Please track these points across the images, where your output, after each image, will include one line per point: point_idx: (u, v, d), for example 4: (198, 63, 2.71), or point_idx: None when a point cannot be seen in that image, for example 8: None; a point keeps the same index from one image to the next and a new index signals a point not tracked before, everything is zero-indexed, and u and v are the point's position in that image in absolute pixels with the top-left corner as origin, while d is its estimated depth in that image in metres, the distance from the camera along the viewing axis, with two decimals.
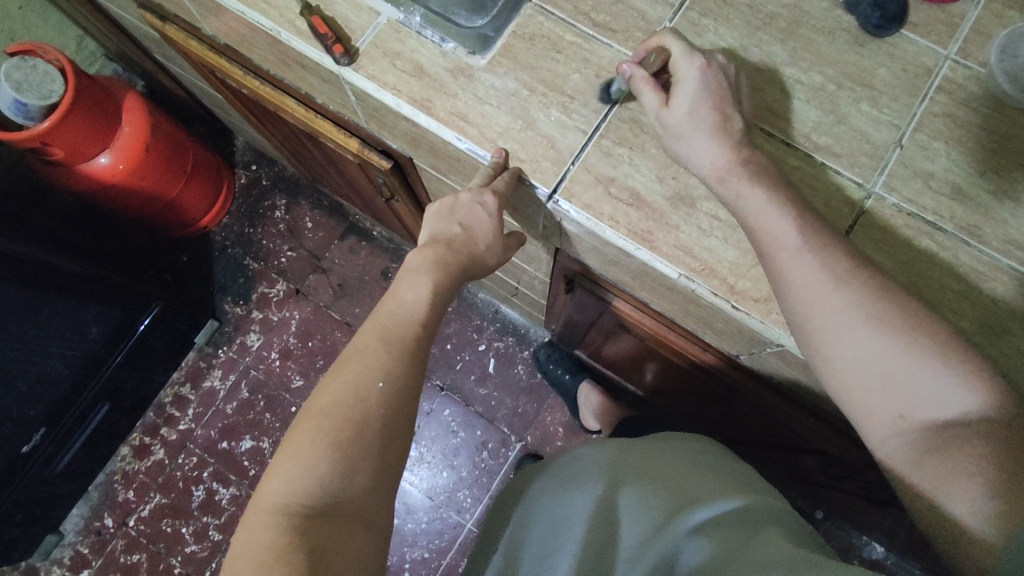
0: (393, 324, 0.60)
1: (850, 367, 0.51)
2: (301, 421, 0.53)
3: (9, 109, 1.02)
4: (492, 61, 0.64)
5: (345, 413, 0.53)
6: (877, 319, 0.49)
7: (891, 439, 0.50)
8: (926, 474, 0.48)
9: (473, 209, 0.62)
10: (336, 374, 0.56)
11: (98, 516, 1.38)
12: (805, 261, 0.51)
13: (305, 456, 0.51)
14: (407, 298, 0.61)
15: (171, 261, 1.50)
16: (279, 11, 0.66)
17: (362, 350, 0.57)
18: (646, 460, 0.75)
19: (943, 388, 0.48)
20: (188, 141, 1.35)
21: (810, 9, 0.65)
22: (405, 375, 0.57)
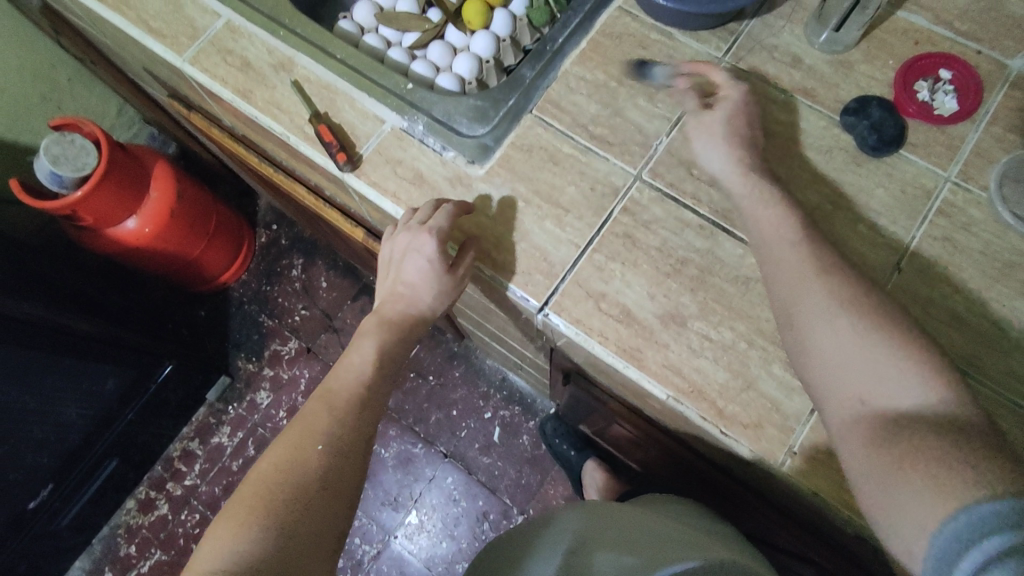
0: (338, 389, 0.61)
1: (822, 352, 0.48)
2: (242, 491, 0.54)
3: (45, 180, 1.08)
4: (491, 170, 0.65)
5: (281, 477, 0.54)
6: (847, 302, 0.48)
7: (850, 427, 0.46)
8: (872, 469, 0.44)
9: (412, 256, 0.62)
10: (277, 443, 0.57)
11: (99, 570, 1.39)
12: (792, 251, 0.52)
13: (239, 522, 0.51)
14: (354, 362, 0.63)
15: (189, 315, 1.54)
16: (290, 116, 0.69)
17: (307, 416, 0.59)
18: (601, 536, 0.71)
19: (909, 384, 0.45)
20: (213, 203, 1.40)
21: (807, 127, 0.65)
22: (347, 440, 0.58)
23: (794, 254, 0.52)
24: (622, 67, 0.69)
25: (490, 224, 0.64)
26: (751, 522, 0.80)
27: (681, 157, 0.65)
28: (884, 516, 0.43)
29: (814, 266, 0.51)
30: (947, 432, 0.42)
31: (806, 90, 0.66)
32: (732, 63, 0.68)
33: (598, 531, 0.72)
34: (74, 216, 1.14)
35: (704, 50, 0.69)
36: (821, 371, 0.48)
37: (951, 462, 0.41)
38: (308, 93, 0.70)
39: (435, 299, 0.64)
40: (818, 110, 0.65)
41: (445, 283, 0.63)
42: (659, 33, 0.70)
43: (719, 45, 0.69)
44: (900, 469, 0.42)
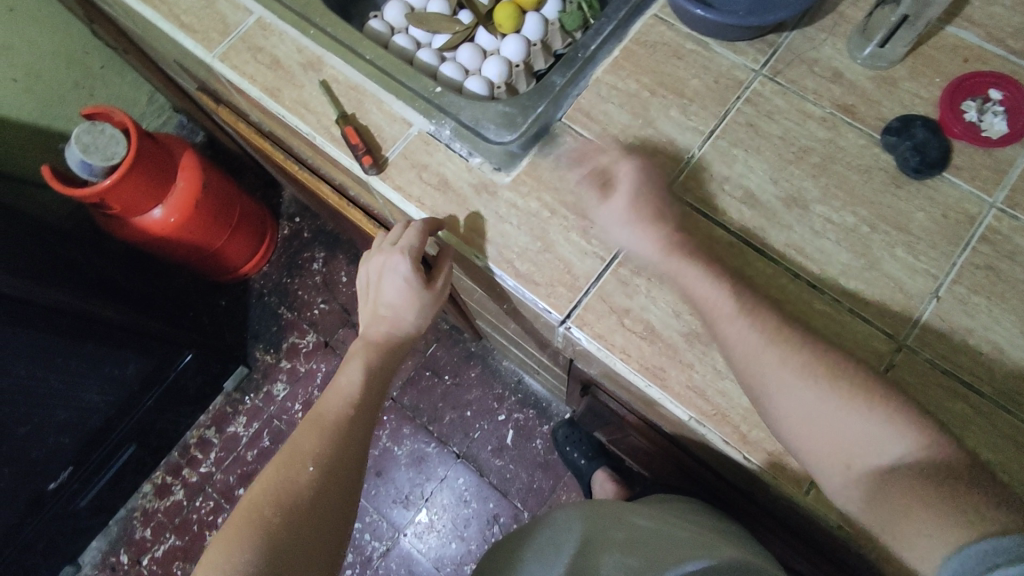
0: (329, 410, 0.65)
1: (794, 424, 0.50)
2: (236, 517, 0.57)
3: (77, 168, 1.10)
4: (517, 178, 0.64)
5: (273, 499, 0.57)
6: (807, 374, 0.49)
7: (843, 489, 0.49)
8: (877, 524, 0.46)
9: (392, 276, 0.68)
10: (269, 467, 0.60)
11: (114, 551, 1.41)
12: (740, 326, 0.52)
13: (237, 544, 0.54)
14: (342, 382, 0.68)
15: (210, 304, 1.56)
16: (317, 116, 0.69)
17: (297, 439, 0.62)
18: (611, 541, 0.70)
19: (877, 434, 0.48)
20: (238, 195, 1.41)
21: (846, 145, 0.63)
22: (337, 458, 0.61)
23: (742, 325, 0.52)
24: (655, 77, 0.67)
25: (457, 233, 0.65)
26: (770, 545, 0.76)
27: (713, 172, 0.63)
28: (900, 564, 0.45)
29: (762, 337, 0.51)
30: (927, 476, 0.45)
31: (846, 106, 0.64)
32: (770, 76, 0.66)
33: (607, 536, 0.71)
34: (102, 204, 1.15)
35: (741, 62, 0.67)
36: (802, 449, 0.50)
37: (938, 507, 0.44)
38: (336, 94, 0.69)
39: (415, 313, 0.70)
40: (858, 128, 0.63)
41: (422, 295, 0.69)
42: (694, 42, 0.68)
43: (756, 57, 0.67)
44: (899, 522, 0.45)
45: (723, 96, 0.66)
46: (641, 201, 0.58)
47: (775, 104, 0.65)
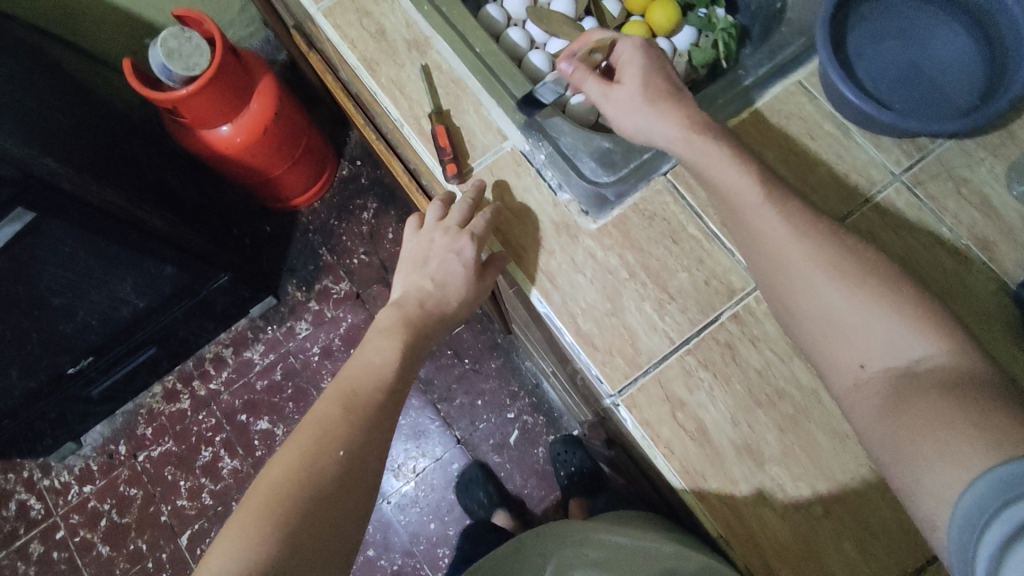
0: (361, 384, 0.56)
1: (812, 322, 0.49)
2: (244, 500, 0.47)
3: (157, 70, 1.07)
4: (603, 228, 0.59)
5: (295, 485, 0.47)
6: (829, 266, 0.48)
7: (854, 393, 0.47)
8: (888, 435, 0.44)
9: (448, 258, 0.60)
10: (288, 444, 0.51)
11: (114, 440, 1.46)
12: (769, 213, 0.51)
13: (248, 535, 0.44)
14: (375, 361, 0.57)
15: (254, 227, 1.54)
16: (410, 104, 0.64)
17: (321, 419, 0.52)
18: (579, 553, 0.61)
19: (899, 336, 0.46)
20: (307, 128, 1.38)
21: (972, 285, 0.56)
22: (369, 444, 0.52)
23: (772, 215, 0.50)
24: (780, 153, 0.60)
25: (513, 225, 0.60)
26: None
27: None
28: (911, 484, 0.42)
29: (788, 227, 0.50)
30: (950, 386, 0.42)
31: (985, 242, 0.57)
32: (909, 185, 0.59)
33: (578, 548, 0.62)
34: (174, 109, 1.13)
35: (880, 160, 0.59)
36: (817, 344, 0.49)
37: (960, 421, 0.40)
38: (436, 83, 0.65)
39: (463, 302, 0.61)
40: (990, 270, 0.56)
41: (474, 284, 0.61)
42: (833, 124, 0.61)
43: (899, 159, 0.59)
44: (911, 433, 0.42)
45: (849, 195, 0.59)
46: (647, 85, 0.57)
47: (906, 219, 0.58)
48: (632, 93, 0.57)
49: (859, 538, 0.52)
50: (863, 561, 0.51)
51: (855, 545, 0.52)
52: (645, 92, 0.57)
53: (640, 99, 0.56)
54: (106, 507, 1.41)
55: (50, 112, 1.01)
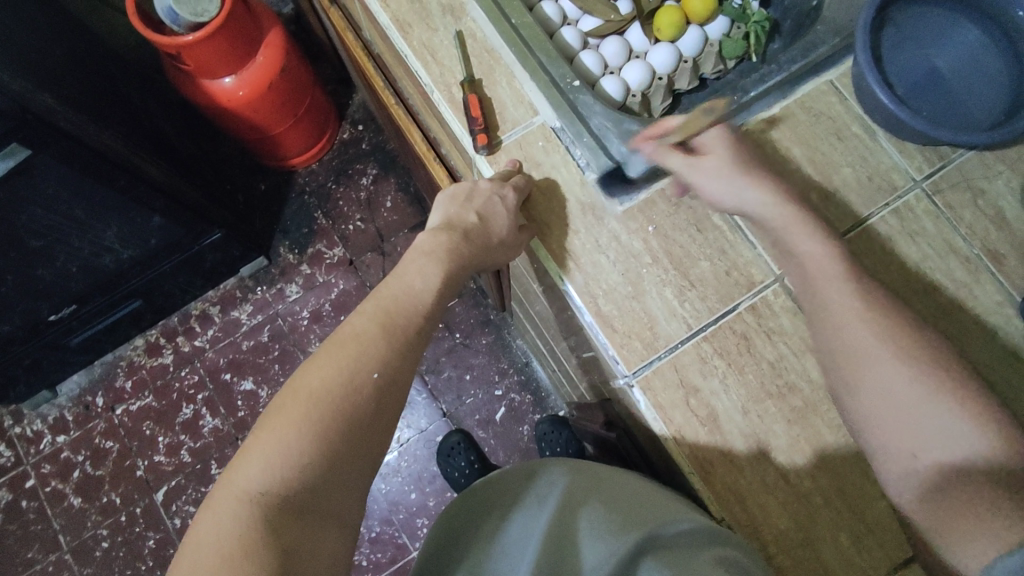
0: (396, 307, 0.55)
1: (860, 399, 0.50)
2: (283, 404, 0.48)
3: (162, 12, 1.03)
4: (629, 211, 0.59)
5: (331, 403, 0.48)
6: (897, 347, 0.49)
7: (905, 480, 0.48)
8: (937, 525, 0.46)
9: (492, 201, 0.58)
10: (325, 355, 0.50)
11: (92, 391, 1.43)
12: (838, 296, 0.51)
13: (283, 446, 0.45)
14: (416, 288, 0.56)
15: (249, 185, 1.51)
16: (441, 70, 0.63)
17: (359, 336, 0.52)
18: (590, 492, 0.63)
19: (958, 432, 0.47)
20: (310, 87, 1.34)
21: (979, 294, 0.58)
22: (403, 369, 0.52)
23: None
24: (806, 152, 0.61)
25: (543, 197, 0.60)
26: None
27: None
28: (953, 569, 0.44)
29: (863, 306, 0.50)
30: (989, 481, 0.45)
31: (996, 254, 0.58)
32: (928, 193, 0.60)
33: (591, 486, 0.63)
34: (177, 56, 1.09)
35: (903, 166, 0.60)
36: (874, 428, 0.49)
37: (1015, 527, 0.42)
38: (469, 52, 0.64)
39: (501, 243, 0.59)
40: (997, 282, 0.58)
41: (515, 234, 0.60)
42: (861, 126, 0.62)
43: (921, 166, 0.60)
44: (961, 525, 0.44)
45: (870, 197, 0.60)
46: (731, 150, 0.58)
47: (923, 225, 0.59)
48: (720, 161, 0.56)
49: (854, 529, 0.54)
50: (857, 554, 0.53)
51: (849, 536, 0.54)
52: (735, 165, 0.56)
53: (731, 168, 0.56)
54: (79, 459, 1.39)
55: (46, 46, 0.96)
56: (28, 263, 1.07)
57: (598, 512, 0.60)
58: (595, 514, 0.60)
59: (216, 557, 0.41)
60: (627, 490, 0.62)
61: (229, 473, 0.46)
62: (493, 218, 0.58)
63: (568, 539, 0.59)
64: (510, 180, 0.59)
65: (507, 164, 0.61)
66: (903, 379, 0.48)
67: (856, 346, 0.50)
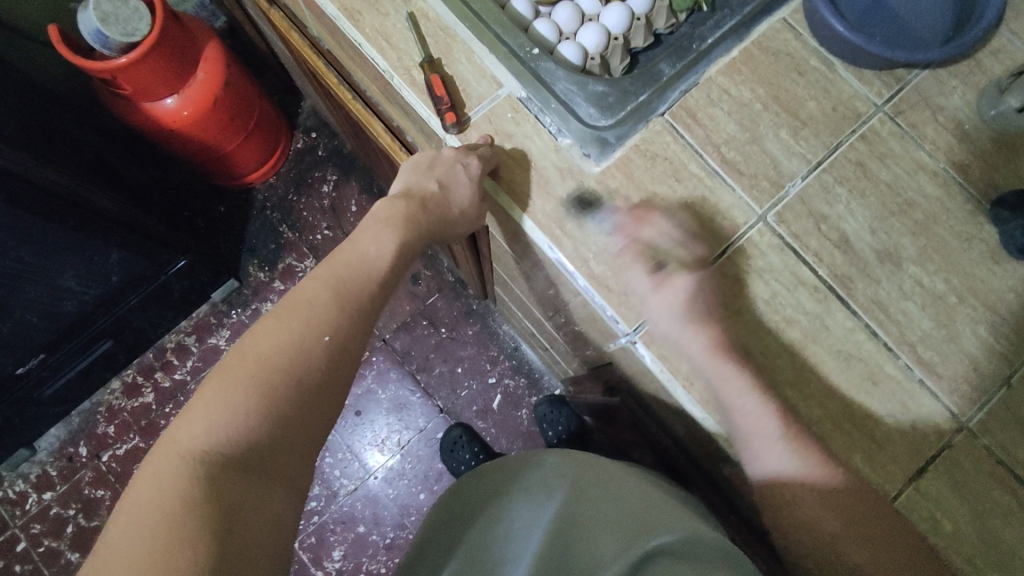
0: (350, 272, 0.53)
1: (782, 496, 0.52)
2: (228, 366, 0.47)
3: (89, 36, 0.97)
4: (607, 171, 0.59)
5: (279, 365, 0.47)
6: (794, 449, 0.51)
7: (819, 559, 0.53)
8: None
9: (455, 169, 0.57)
10: (272, 318, 0.49)
11: (73, 442, 1.37)
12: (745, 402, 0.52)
13: (226, 406, 0.45)
14: (369, 252, 0.55)
15: (208, 209, 1.47)
16: (398, 54, 0.62)
17: (311, 300, 0.50)
18: (597, 494, 0.66)
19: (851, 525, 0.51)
20: (257, 99, 1.30)
21: (951, 206, 0.59)
22: (355, 331, 0.52)
23: None
24: (770, 91, 0.62)
25: (518, 168, 0.60)
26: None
27: (812, 207, 0.59)
28: None
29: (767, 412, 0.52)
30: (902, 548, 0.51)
31: (961, 166, 0.60)
32: (891, 116, 0.61)
33: (595, 480, 0.68)
34: (112, 80, 1.04)
35: (864, 93, 0.62)
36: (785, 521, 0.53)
37: None
38: (424, 32, 0.62)
39: (460, 210, 0.59)
40: (968, 193, 0.59)
41: (477, 202, 0.59)
42: (819, 59, 0.63)
43: (880, 91, 0.62)
44: None
45: (838, 127, 0.61)
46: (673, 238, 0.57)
47: (891, 147, 0.60)
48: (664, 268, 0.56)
49: (867, 449, 0.55)
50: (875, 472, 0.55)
51: (865, 456, 0.55)
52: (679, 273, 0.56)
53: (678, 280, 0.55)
54: (70, 513, 1.33)
55: None
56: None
57: (603, 507, 0.63)
58: (600, 508, 0.63)
59: (156, 510, 0.40)
60: (627, 495, 0.64)
61: (172, 431, 0.44)
62: (457, 189, 0.57)
63: (573, 526, 0.61)
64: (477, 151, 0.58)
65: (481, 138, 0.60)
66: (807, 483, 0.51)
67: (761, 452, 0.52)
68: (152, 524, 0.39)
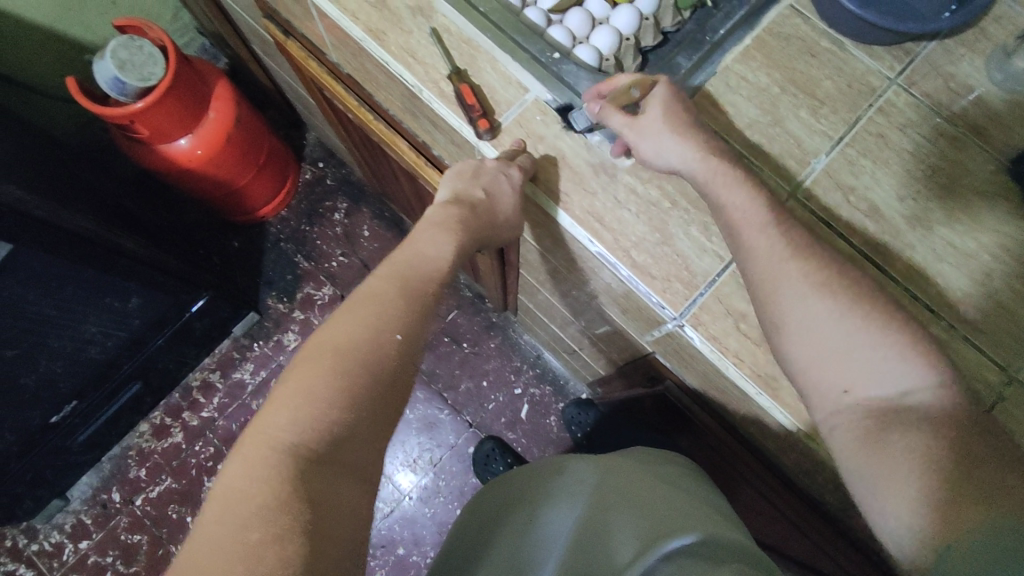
0: (413, 276, 0.55)
1: (803, 343, 0.52)
2: (308, 359, 0.47)
3: (106, 84, 1.00)
4: (638, 163, 0.61)
5: (357, 358, 0.47)
6: (824, 286, 0.52)
7: (834, 418, 0.51)
8: (864, 464, 0.49)
9: (497, 178, 0.58)
10: (347, 314, 0.50)
11: (106, 489, 1.37)
12: (769, 236, 0.53)
13: (311, 397, 0.44)
14: (430, 253, 0.57)
15: (221, 245, 1.48)
16: (425, 69, 0.64)
17: (380, 298, 0.52)
18: (620, 499, 0.67)
19: (877, 370, 0.50)
20: (266, 134, 1.32)
21: (973, 169, 0.61)
22: (422, 332, 0.52)
23: None
24: (787, 73, 0.64)
25: (552, 172, 0.61)
26: (764, 525, 0.82)
27: (839, 181, 0.61)
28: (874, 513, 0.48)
29: (795, 247, 0.53)
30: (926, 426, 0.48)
31: (978, 129, 0.62)
32: (905, 87, 0.63)
33: (621, 489, 0.69)
34: (129, 126, 1.07)
35: (876, 68, 0.64)
36: (808, 369, 0.52)
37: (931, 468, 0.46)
38: (448, 46, 0.64)
39: (506, 217, 0.61)
40: (988, 154, 0.61)
41: (518, 208, 0.61)
42: (830, 40, 0.65)
43: (892, 65, 0.64)
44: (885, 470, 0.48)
45: (855, 102, 0.63)
46: (669, 112, 0.57)
47: (908, 117, 0.62)
48: (653, 119, 0.56)
49: None
50: None
51: None
52: (666, 122, 0.56)
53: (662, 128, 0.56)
54: (108, 560, 1.33)
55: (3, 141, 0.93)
56: (8, 373, 0.99)
57: (629, 515, 0.64)
58: (624, 517, 0.64)
59: (247, 499, 0.40)
60: (652, 497, 0.66)
61: (255, 423, 0.44)
62: (499, 197, 0.58)
63: (596, 532, 0.63)
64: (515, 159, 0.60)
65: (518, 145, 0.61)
66: (826, 308, 0.51)
67: (781, 283, 0.52)
68: (245, 512, 0.39)
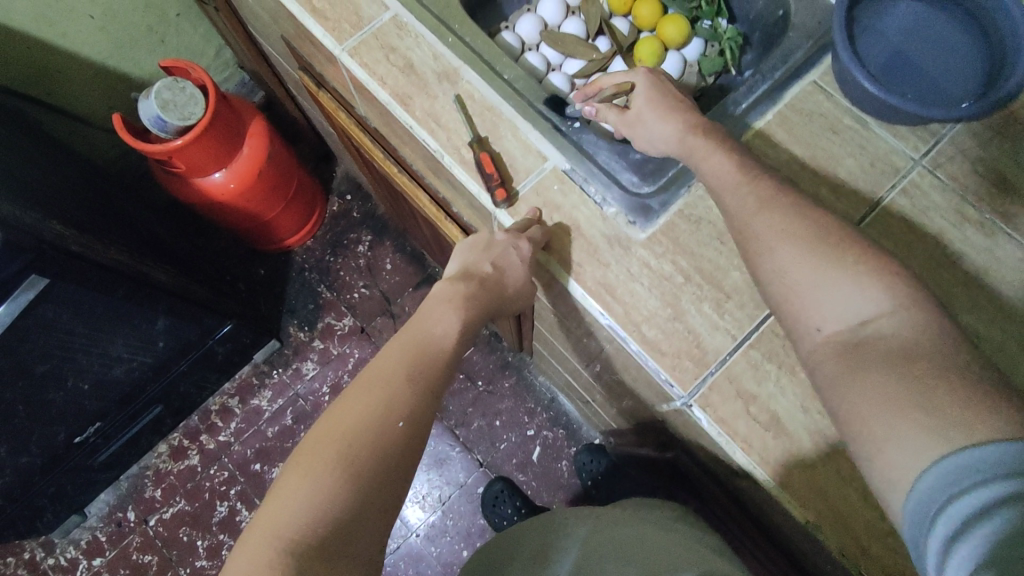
0: (421, 354, 0.55)
1: (776, 292, 0.49)
2: (311, 450, 0.47)
3: (149, 122, 1.04)
4: (652, 237, 0.61)
5: (358, 448, 0.47)
6: (792, 233, 0.49)
7: (818, 360, 0.46)
8: (847, 404, 0.43)
9: (507, 252, 0.59)
10: (351, 400, 0.50)
11: (122, 507, 1.40)
12: (739, 194, 0.52)
13: (312, 492, 0.44)
14: (436, 333, 0.57)
15: (248, 272, 1.52)
16: (448, 134, 0.66)
17: (386, 381, 0.52)
18: (610, 548, 0.67)
19: (853, 304, 0.45)
20: (296, 169, 1.36)
21: (999, 255, 0.59)
22: (426, 416, 0.51)
23: None
24: (809, 150, 0.64)
25: (565, 244, 0.62)
26: None
27: None
28: (868, 462, 0.42)
29: (762, 198, 0.51)
30: (903, 354, 0.42)
31: (1005, 214, 0.60)
32: (930, 168, 0.62)
33: (611, 536, 0.70)
34: (167, 161, 1.11)
35: (899, 148, 0.63)
36: (786, 314, 0.49)
37: (911, 394, 0.40)
38: (471, 113, 0.66)
39: (515, 287, 0.61)
40: (1016, 241, 0.59)
41: (528, 277, 0.62)
42: (853, 118, 0.65)
43: (917, 145, 0.63)
44: (867, 401, 0.42)
45: (877, 182, 0.62)
46: (652, 98, 0.61)
47: (933, 200, 0.61)
48: (638, 109, 0.61)
49: None
50: None
51: None
52: (650, 107, 0.60)
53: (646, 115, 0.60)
54: None
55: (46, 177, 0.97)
56: (36, 395, 1.02)
57: (621, 561, 0.65)
58: (617, 562, 0.65)
59: None
60: (643, 541, 0.68)
61: (259, 518, 0.45)
62: (510, 269, 0.60)
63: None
64: (527, 230, 0.61)
65: (533, 217, 0.62)
66: (791, 252, 0.48)
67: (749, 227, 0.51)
68: None
